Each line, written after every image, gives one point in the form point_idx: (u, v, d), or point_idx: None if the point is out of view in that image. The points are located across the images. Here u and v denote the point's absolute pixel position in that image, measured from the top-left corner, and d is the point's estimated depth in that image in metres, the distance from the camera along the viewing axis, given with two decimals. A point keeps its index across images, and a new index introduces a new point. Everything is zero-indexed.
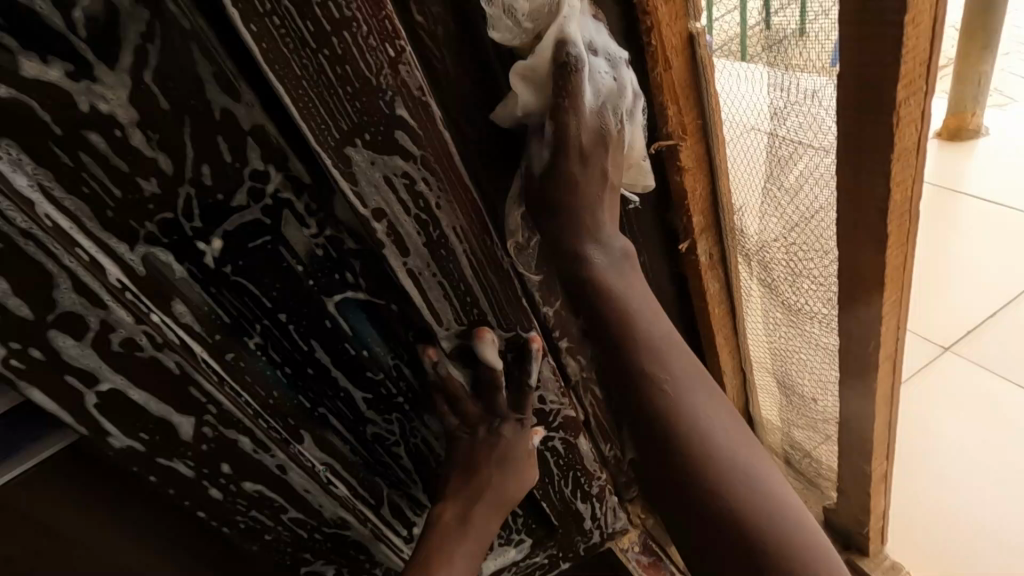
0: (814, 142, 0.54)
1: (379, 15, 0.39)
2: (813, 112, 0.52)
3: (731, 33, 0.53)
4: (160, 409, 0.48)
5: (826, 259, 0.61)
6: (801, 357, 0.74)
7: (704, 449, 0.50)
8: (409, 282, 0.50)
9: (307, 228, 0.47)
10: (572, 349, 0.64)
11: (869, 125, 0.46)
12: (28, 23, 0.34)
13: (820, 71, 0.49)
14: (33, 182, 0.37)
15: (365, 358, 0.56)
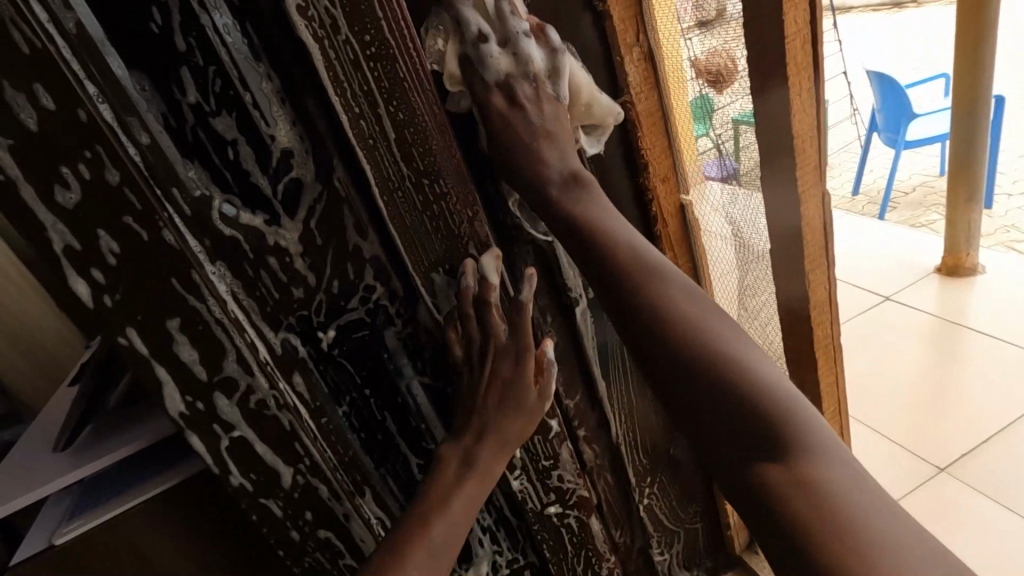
0: (764, 286, 0.79)
1: (465, 192, 0.59)
2: (760, 269, 0.77)
3: (753, 160, 0.70)
4: (272, 458, 0.63)
5: (778, 363, 0.85)
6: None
7: (716, 357, 0.48)
8: (464, 370, 0.67)
9: (395, 326, 0.65)
10: (587, 437, 0.79)
11: (791, 255, 0.72)
12: (252, 193, 0.55)
13: (761, 242, 0.75)
14: (229, 288, 0.56)
15: (422, 430, 0.71)
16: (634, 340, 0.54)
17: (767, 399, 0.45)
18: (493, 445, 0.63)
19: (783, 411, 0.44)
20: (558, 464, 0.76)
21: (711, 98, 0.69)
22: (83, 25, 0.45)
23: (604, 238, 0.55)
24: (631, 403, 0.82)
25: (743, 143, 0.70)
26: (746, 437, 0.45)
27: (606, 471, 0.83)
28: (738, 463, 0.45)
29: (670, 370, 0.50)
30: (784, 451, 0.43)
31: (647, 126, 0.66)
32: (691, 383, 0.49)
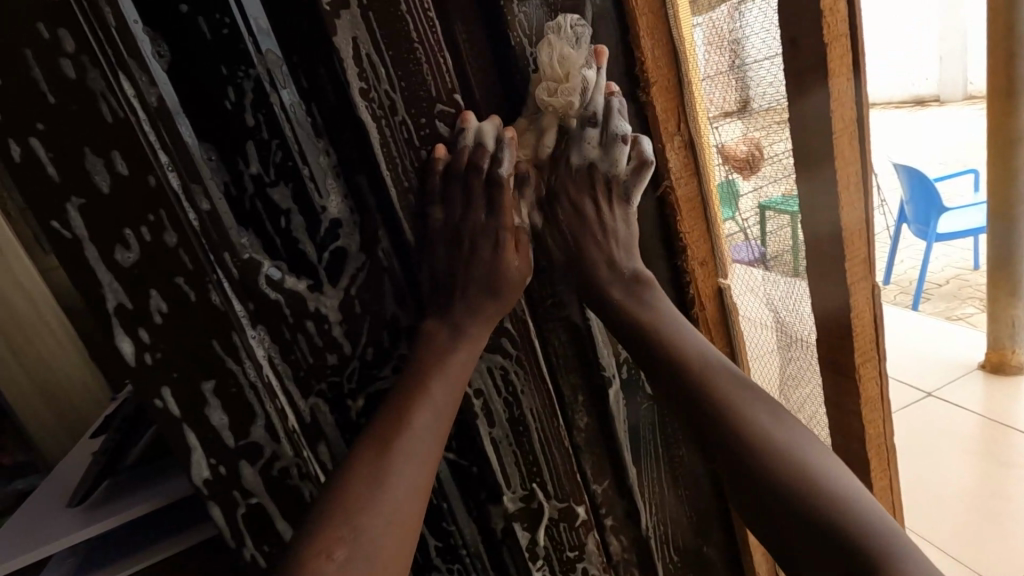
0: (811, 370, 0.75)
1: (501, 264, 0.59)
2: (806, 351, 0.74)
3: (784, 245, 0.71)
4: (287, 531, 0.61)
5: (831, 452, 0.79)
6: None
7: (767, 445, 0.54)
8: (491, 447, 0.65)
9: None
10: (615, 527, 0.75)
11: (834, 341, 0.69)
12: (299, 259, 0.57)
13: (806, 322, 0.72)
14: (266, 353, 0.57)
15: (444, 510, 0.68)
16: (684, 413, 0.59)
17: (835, 508, 0.50)
18: (426, 456, 0.53)
19: (841, 503, 0.50)
20: (582, 554, 0.71)
21: (739, 182, 0.71)
22: (164, 99, 0.49)
23: (676, 347, 0.60)
24: (663, 493, 0.77)
25: (769, 228, 0.72)
26: (795, 523, 0.51)
27: (632, 567, 0.78)
28: (806, 550, 0.50)
29: (747, 470, 0.54)
30: (841, 534, 0.48)
31: (686, 210, 0.67)
32: (745, 472, 0.54)
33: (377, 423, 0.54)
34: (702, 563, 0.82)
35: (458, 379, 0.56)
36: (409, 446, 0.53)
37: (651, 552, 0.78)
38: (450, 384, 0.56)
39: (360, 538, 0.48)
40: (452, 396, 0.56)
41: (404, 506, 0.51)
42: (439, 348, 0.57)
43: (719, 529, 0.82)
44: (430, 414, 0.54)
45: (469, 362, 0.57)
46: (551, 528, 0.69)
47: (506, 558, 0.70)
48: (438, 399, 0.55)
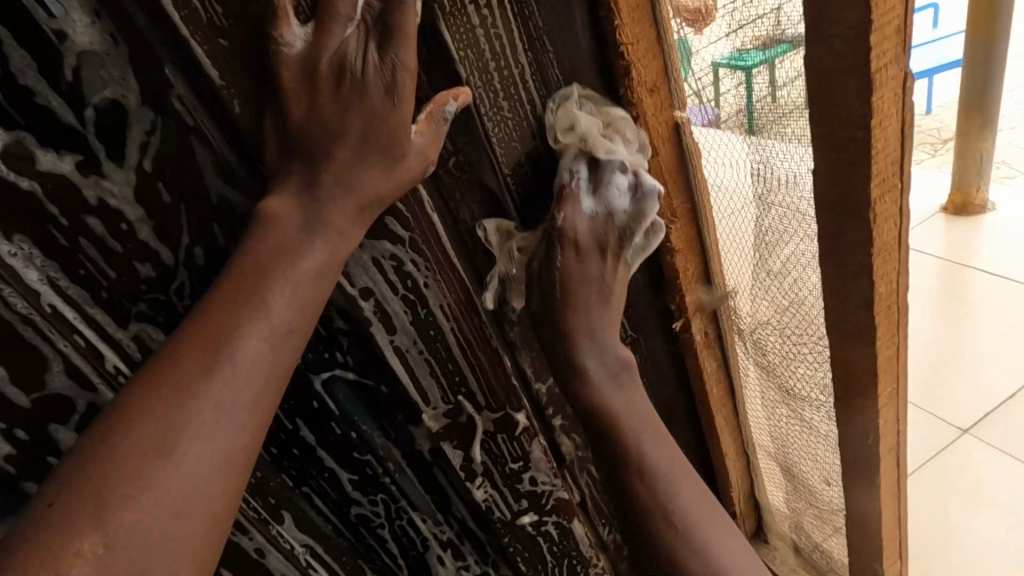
0: (801, 227, 0.54)
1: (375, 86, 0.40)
2: (796, 199, 0.53)
3: (737, 107, 0.52)
4: None
5: (818, 340, 0.60)
6: (797, 448, 0.69)
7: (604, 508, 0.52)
8: (395, 359, 0.51)
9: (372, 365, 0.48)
10: (566, 427, 0.65)
11: (845, 171, 0.46)
12: (46, 124, 0.37)
13: (798, 158, 0.51)
14: (42, 275, 0.40)
15: (353, 439, 0.55)
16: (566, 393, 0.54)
17: None
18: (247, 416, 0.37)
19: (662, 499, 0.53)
20: (528, 464, 0.61)
21: (690, 41, 0.50)
22: None
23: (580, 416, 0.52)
24: None
25: (726, 88, 0.52)
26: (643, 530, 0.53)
27: (588, 464, 0.69)
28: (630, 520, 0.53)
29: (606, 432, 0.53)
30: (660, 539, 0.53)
31: (627, 11, 0.45)
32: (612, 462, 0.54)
33: (166, 367, 0.36)
34: None
35: (301, 299, 0.39)
36: (219, 400, 0.36)
37: None
38: (285, 310, 0.39)
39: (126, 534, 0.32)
40: (296, 325, 0.39)
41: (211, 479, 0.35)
42: (280, 243, 0.39)
43: None
44: (251, 353, 0.37)
45: (335, 261, 0.41)
46: (487, 442, 0.58)
47: (440, 479, 0.60)
48: (268, 329, 0.38)
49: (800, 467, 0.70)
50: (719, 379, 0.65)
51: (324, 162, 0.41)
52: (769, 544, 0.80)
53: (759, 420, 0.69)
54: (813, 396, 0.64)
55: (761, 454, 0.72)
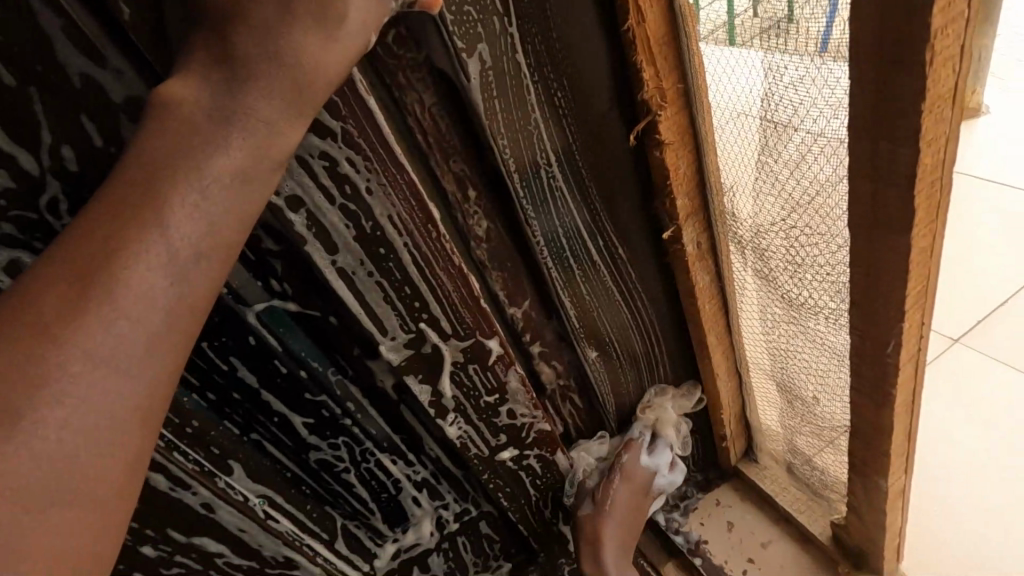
0: (821, 99, 0.41)
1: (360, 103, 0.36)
2: (820, 64, 0.39)
3: (718, 21, 0.44)
4: None
5: (834, 248, 0.47)
6: (806, 390, 0.60)
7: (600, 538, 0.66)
8: (341, 284, 0.43)
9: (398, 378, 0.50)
10: (545, 354, 0.59)
11: None
12: None
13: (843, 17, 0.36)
14: None
15: (303, 379, 0.48)
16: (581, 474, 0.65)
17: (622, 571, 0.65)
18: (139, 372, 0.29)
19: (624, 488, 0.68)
20: (505, 396, 0.55)
21: None
22: None
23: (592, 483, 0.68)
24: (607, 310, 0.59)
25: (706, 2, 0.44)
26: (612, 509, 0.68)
27: (570, 393, 0.64)
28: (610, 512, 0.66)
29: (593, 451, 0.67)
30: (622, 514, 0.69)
31: None
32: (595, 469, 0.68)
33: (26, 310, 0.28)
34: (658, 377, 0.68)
35: (207, 222, 0.31)
36: (101, 354, 0.28)
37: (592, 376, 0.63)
38: (187, 236, 0.30)
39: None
40: (203, 248, 0.31)
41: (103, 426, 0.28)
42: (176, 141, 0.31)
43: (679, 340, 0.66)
44: (143, 292, 0.29)
45: (253, 163, 0.32)
46: (458, 375, 0.52)
47: (408, 417, 0.54)
48: (162, 263, 0.30)
49: (811, 410, 0.61)
50: (713, 296, 0.58)
51: (217, 30, 0.31)
52: (758, 464, 0.77)
53: (770, 348, 0.61)
54: (823, 333, 0.53)
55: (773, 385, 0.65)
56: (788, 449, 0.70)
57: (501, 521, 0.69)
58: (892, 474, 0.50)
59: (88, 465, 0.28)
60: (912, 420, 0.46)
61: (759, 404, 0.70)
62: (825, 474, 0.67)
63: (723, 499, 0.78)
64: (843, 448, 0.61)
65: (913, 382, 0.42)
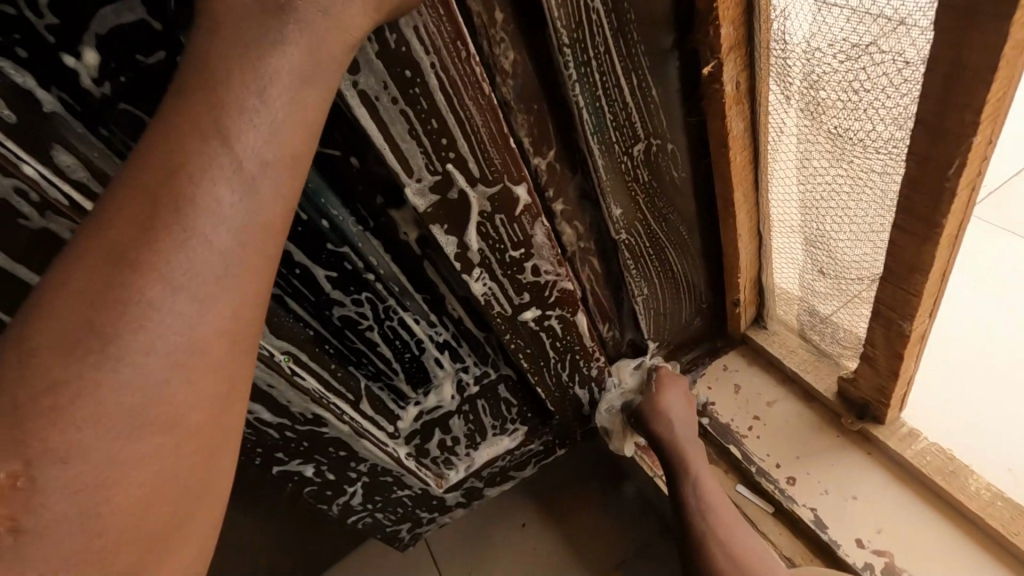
0: None
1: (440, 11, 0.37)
2: None
3: None
4: None
5: (899, 67, 0.44)
6: (838, 239, 0.59)
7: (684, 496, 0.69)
8: (364, 113, 0.39)
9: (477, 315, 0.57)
10: (568, 213, 0.57)
11: None
12: None
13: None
14: None
15: (324, 229, 0.46)
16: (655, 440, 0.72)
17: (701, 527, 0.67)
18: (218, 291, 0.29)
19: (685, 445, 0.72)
20: (531, 252, 0.54)
21: None
22: None
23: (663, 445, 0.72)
24: (635, 164, 0.56)
25: None
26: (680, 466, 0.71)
27: (590, 257, 0.63)
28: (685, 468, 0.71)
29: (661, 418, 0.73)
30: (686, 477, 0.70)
31: None
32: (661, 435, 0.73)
33: (100, 246, 0.27)
34: (678, 242, 0.67)
35: (270, 134, 0.29)
36: (184, 274, 0.28)
37: (614, 239, 0.61)
38: (250, 147, 0.29)
39: (103, 408, 0.26)
40: (270, 157, 0.30)
41: (193, 338, 0.28)
42: (229, 31, 0.30)
43: (704, 202, 0.64)
44: (215, 215, 0.28)
45: (314, 64, 0.30)
46: (485, 226, 0.49)
47: (431, 273, 0.53)
48: (230, 179, 0.29)
49: (840, 259, 0.60)
50: (745, 146, 0.55)
51: None
52: (767, 331, 0.79)
53: (804, 197, 0.59)
54: (871, 169, 0.51)
55: (800, 240, 0.63)
56: (803, 309, 0.71)
57: (519, 384, 0.70)
58: (919, 315, 0.50)
59: (174, 387, 0.27)
60: (951, 256, 0.46)
61: (776, 265, 0.69)
62: (839, 331, 0.68)
63: (731, 364, 0.81)
64: (864, 298, 0.61)
65: (964, 209, 0.42)
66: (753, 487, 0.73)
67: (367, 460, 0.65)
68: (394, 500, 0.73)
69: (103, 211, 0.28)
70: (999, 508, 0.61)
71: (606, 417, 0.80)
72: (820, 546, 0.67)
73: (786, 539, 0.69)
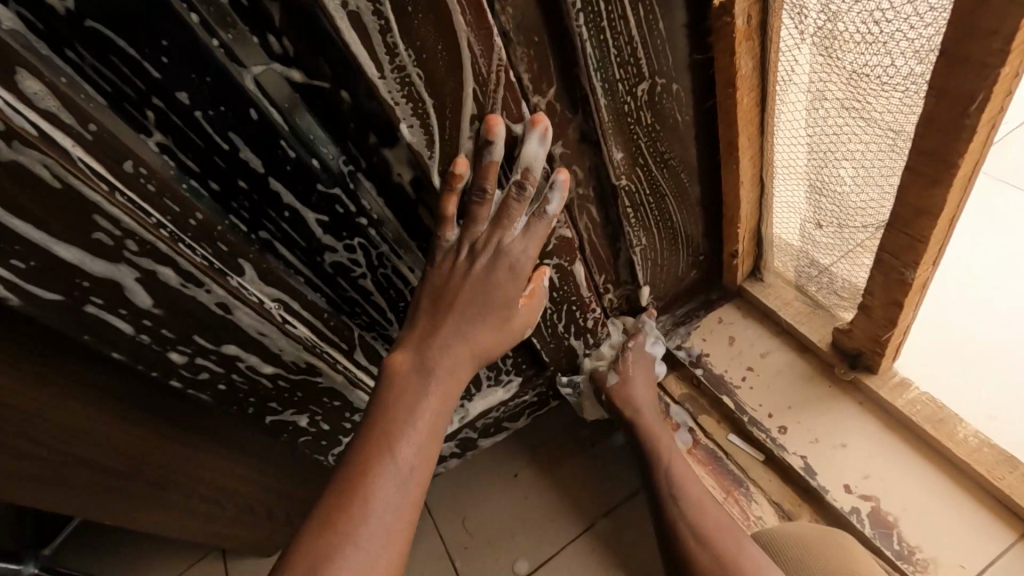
0: None
1: None
2: None
3: None
4: (71, 253, 0.38)
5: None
6: (846, 184, 0.57)
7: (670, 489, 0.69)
8: (353, 38, 0.36)
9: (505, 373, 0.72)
10: (567, 158, 0.55)
11: None
12: None
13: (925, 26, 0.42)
14: None
15: (314, 169, 0.43)
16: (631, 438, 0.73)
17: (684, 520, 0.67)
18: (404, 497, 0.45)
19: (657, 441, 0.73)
20: (530, 197, 0.52)
21: None
22: None
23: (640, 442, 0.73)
24: (638, 105, 0.53)
25: None
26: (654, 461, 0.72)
27: (589, 205, 0.61)
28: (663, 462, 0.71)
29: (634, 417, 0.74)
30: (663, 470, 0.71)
31: None
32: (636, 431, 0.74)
33: (349, 465, 0.46)
34: (679, 190, 0.65)
35: (438, 389, 0.50)
36: (396, 477, 0.46)
37: (615, 186, 0.59)
38: (427, 405, 0.49)
39: (355, 555, 0.42)
40: (438, 409, 0.50)
41: (397, 509, 0.45)
42: (409, 348, 0.51)
43: (706, 148, 0.62)
44: (413, 442, 0.47)
45: (455, 345, 0.52)
46: None
47: (427, 219, 0.51)
48: (416, 436, 0.48)
49: (848, 205, 0.59)
50: (752, 87, 0.53)
51: None
52: (763, 283, 0.78)
53: (814, 140, 0.56)
54: (888, 107, 0.49)
55: (805, 186, 0.61)
56: (803, 258, 0.70)
57: (515, 335, 0.69)
58: (923, 262, 0.50)
59: (388, 536, 0.44)
60: (962, 200, 0.45)
61: (778, 212, 0.68)
62: (837, 281, 0.67)
63: (725, 317, 0.81)
64: (868, 246, 0.60)
65: (980, 149, 0.40)
66: (744, 436, 0.74)
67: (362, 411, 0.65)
68: None
69: (348, 451, 0.47)
70: (985, 454, 0.62)
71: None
72: (809, 492, 0.68)
73: (775, 485, 0.70)
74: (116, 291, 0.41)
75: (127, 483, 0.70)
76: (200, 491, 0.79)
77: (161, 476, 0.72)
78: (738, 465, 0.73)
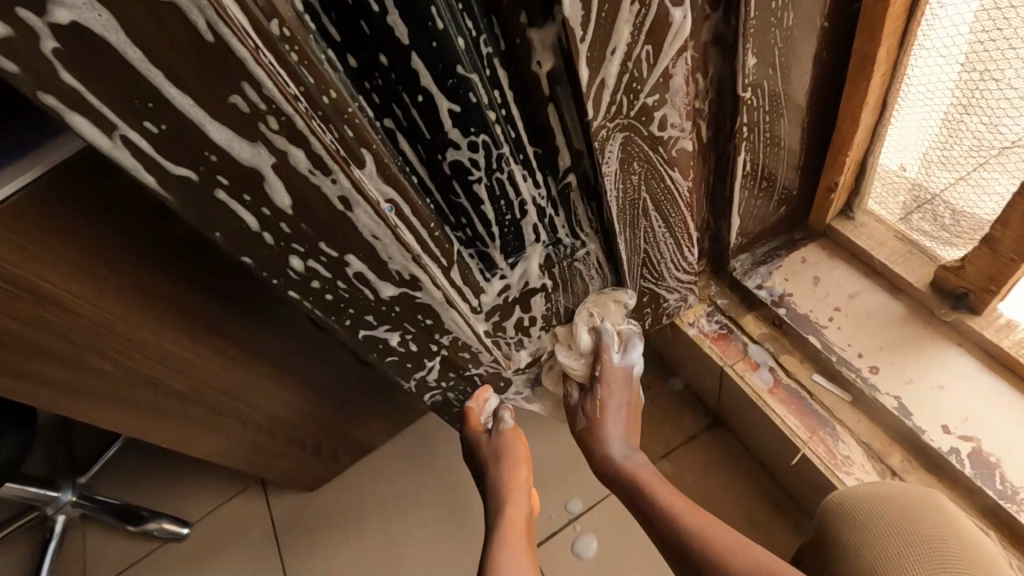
0: None
1: None
2: None
3: None
4: (222, 136, 0.35)
5: None
6: (996, 103, 0.54)
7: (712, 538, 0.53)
8: None
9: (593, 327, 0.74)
10: (694, 59, 0.51)
11: None
12: None
13: None
14: None
15: (458, 45, 0.39)
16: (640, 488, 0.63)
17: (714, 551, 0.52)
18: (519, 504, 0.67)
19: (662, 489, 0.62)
20: (664, 98, 0.49)
21: None
22: None
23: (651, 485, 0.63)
24: (782, 4, 0.49)
25: None
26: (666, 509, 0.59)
27: (701, 119, 0.57)
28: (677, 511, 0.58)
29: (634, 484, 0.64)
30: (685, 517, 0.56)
31: None
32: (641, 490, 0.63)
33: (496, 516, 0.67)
34: (797, 111, 0.61)
35: (501, 454, 0.71)
36: (514, 496, 0.67)
37: (738, 98, 0.55)
38: (497, 455, 0.71)
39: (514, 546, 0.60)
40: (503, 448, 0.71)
41: (515, 512, 0.66)
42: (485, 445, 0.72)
43: (830, 62, 0.58)
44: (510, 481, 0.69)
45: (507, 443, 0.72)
46: (627, 59, 0.44)
47: (553, 117, 0.47)
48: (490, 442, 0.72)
49: (1003, 124, 0.54)
50: None
51: None
52: (854, 221, 0.75)
53: (983, 43, 0.52)
54: None
55: (949, 106, 0.58)
56: (913, 191, 0.67)
57: (607, 264, 0.66)
58: None
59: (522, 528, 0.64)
60: None
61: (892, 141, 0.65)
62: (950, 213, 0.65)
63: (810, 256, 0.78)
64: (1006, 170, 0.57)
65: None
66: (830, 377, 0.72)
67: (450, 334, 0.62)
68: (467, 379, 0.71)
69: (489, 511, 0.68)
70: None
71: (664, 308, 0.77)
72: (901, 432, 0.67)
73: (863, 425, 0.69)
74: (254, 182, 0.39)
75: (197, 398, 0.68)
76: (258, 414, 0.77)
77: (230, 394, 0.70)
78: (824, 406, 0.71)
